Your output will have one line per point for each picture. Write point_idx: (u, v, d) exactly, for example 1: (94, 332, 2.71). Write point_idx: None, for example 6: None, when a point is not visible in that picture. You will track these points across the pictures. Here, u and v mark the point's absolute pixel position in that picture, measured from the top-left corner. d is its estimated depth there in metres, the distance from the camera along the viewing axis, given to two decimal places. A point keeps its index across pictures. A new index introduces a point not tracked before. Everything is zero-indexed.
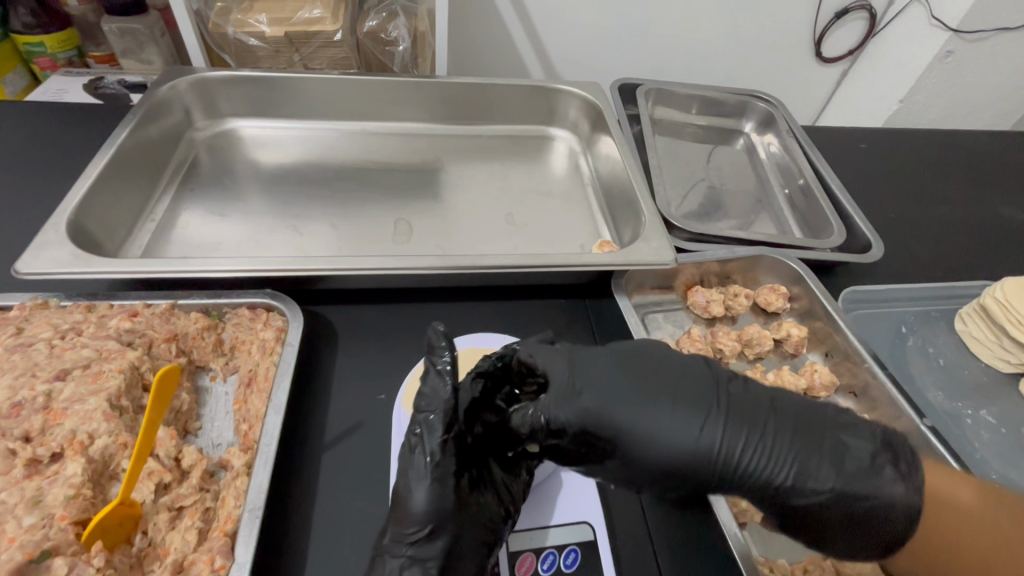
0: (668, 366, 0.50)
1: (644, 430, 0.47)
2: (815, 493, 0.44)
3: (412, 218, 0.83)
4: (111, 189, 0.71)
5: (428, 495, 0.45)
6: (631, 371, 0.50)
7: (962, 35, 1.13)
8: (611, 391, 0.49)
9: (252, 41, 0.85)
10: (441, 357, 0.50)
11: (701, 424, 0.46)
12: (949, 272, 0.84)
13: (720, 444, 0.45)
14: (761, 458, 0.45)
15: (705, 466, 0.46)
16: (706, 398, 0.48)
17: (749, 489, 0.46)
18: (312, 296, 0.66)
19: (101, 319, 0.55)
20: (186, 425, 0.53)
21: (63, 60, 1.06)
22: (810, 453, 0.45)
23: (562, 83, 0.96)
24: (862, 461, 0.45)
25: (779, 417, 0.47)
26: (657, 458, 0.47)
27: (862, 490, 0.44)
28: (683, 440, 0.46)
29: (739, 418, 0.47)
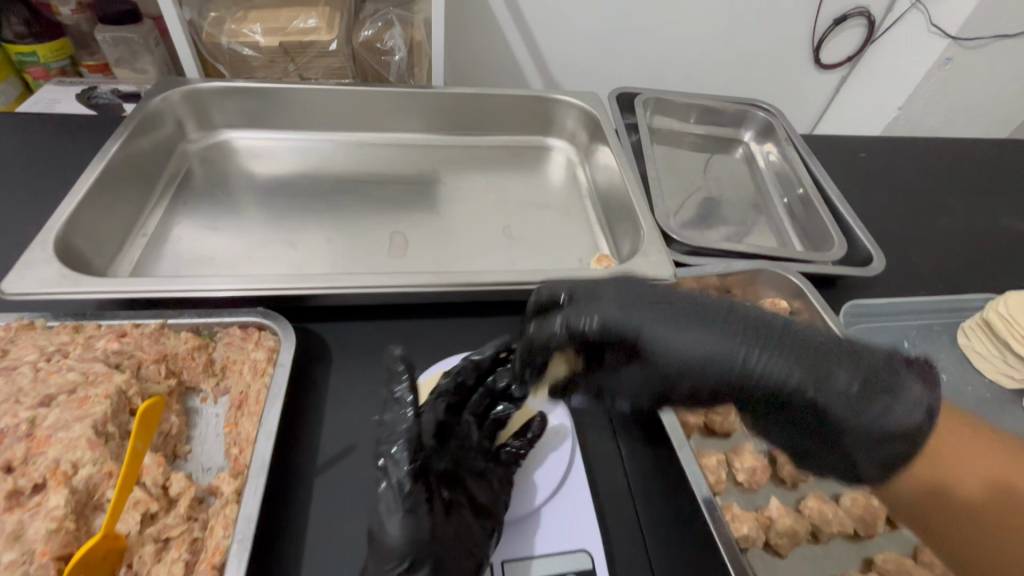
0: (686, 291, 0.53)
1: (664, 336, 0.50)
2: (830, 397, 0.44)
3: (408, 231, 0.82)
4: (101, 204, 0.70)
5: (400, 529, 0.45)
6: (653, 291, 0.53)
7: (961, 43, 1.12)
8: (634, 306, 0.52)
9: (246, 51, 0.84)
10: (400, 384, 0.54)
11: (715, 331, 0.48)
12: (951, 285, 0.83)
13: (732, 348, 0.47)
14: (777, 361, 0.46)
15: (718, 369, 0.48)
16: (721, 313, 0.50)
17: (767, 394, 0.47)
18: (304, 313, 0.64)
19: (89, 340, 0.54)
20: (175, 449, 0.52)
21: (56, 69, 1.04)
22: (829, 356, 0.45)
23: (559, 93, 0.95)
24: (878, 371, 0.44)
25: (802, 331, 0.47)
26: (677, 360, 0.49)
27: (879, 391, 0.43)
28: (699, 346, 0.48)
29: (760, 328, 0.48)
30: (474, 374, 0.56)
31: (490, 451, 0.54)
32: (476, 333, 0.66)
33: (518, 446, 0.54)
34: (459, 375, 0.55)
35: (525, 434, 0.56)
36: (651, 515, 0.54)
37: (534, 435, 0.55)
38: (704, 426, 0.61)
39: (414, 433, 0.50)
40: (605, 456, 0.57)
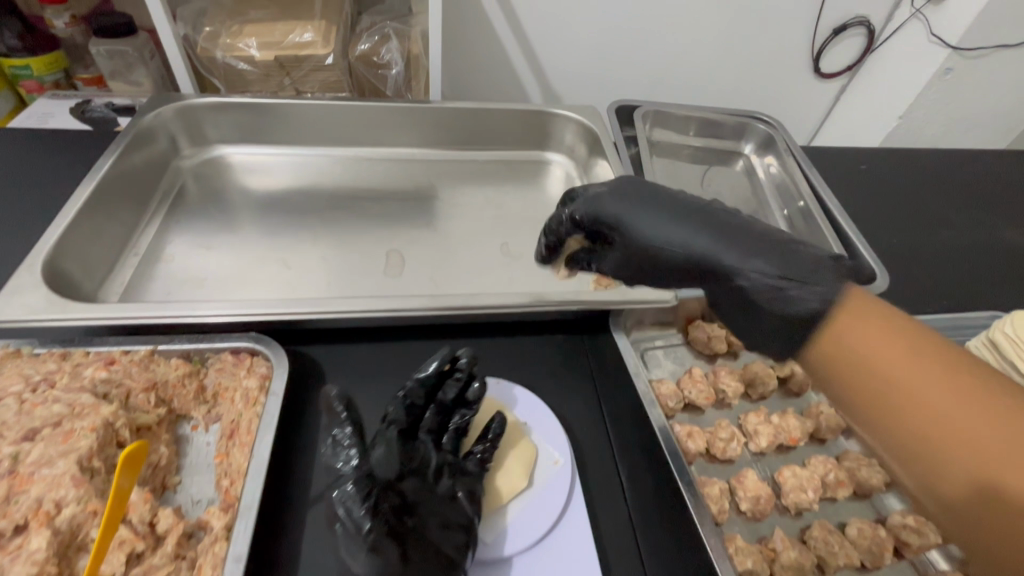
0: (670, 192, 0.51)
1: (630, 214, 0.50)
2: (770, 293, 0.43)
3: (405, 249, 0.81)
4: (91, 224, 0.69)
5: (367, 566, 0.43)
6: (641, 183, 0.52)
7: (962, 53, 1.11)
8: (616, 192, 0.52)
9: (241, 65, 0.83)
10: (338, 422, 0.50)
11: (676, 225, 0.48)
12: (954, 302, 0.82)
13: (689, 242, 0.47)
14: (716, 245, 0.46)
15: (674, 258, 0.48)
16: (691, 210, 0.49)
17: (702, 272, 0.47)
18: (298, 335, 0.63)
19: (76, 369, 0.52)
20: (164, 481, 0.50)
21: (50, 83, 1.02)
22: (766, 250, 0.44)
23: (557, 107, 0.94)
24: (820, 281, 0.42)
25: (763, 236, 0.46)
26: (639, 240, 0.49)
27: (794, 283, 0.42)
28: (653, 227, 0.49)
29: (722, 223, 0.47)
30: (423, 395, 0.53)
31: (454, 462, 0.51)
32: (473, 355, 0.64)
33: (482, 453, 0.53)
34: (408, 398, 0.53)
35: (487, 439, 0.53)
36: (653, 549, 0.51)
37: (497, 435, 0.53)
38: (707, 452, 0.60)
39: (363, 471, 0.47)
40: (606, 487, 0.55)
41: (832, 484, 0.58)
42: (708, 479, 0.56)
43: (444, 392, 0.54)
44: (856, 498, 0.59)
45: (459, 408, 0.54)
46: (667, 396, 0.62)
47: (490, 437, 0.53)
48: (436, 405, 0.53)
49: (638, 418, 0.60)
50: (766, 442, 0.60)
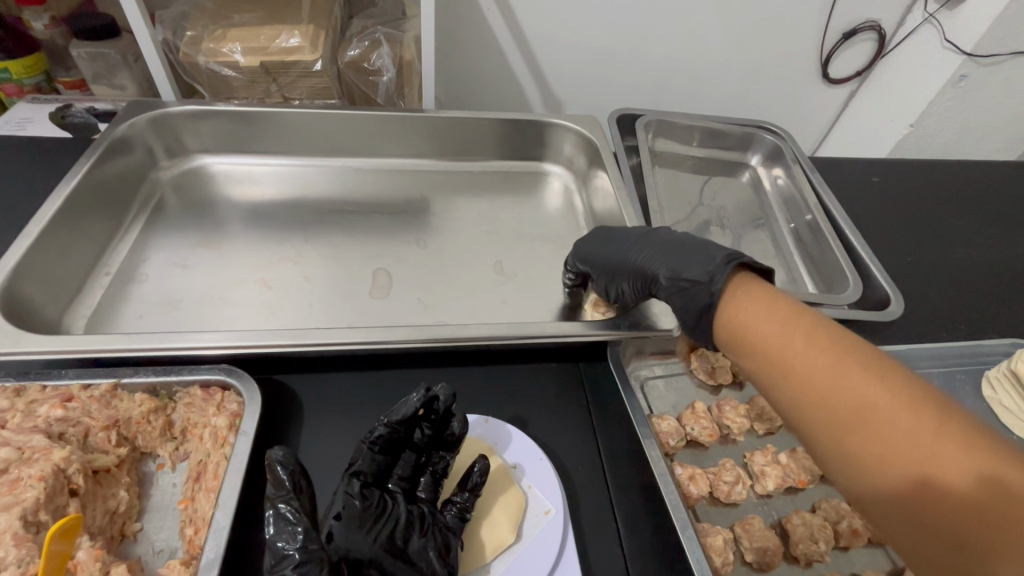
0: (616, 228, 0.65)
1: (593, 246, 0.65)
2: (678, 282, 0.53)
3: (393, 267, 0.77)
4: (56, 244, 0.65)
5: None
6: (609, 226, 0.66)
7: (977, 59, 1.07)
8: (589, 235, 0.67)
9: (226, 72, 0.79)
10: (284, 497, 0.42)
11: (617, 248, 0.62)
12: (973, 326, 0.78)
13: (623, 257, 0.60)
14: (644, 258, 0.58)
15: (618, 274, 0.61)
16: (629, 238, 0.62)
17: (642, 283, 0.59)
18: (274, 365, 0.59)
19: (30, 406, 0.49)
20: (123, 528, 0.47)
21: (30, 86, 0.97)
22: (680, 256, 0.55)
23: (555, 117, 0.90)
24: (712, 264, 0.51)
25: (678, 245, 0.57)
26: (597, 265, 0.64)
27: (695, 276, 0.51)
28: (606, 253, 0.63)
29: (658, 243, 0.59)
30: (391, 440, 0.49)
31: (427, 514, 0.48)
32: (463, 386, 0.60)
33: (463, 502, 0.50)
34: (376, 444, 0.49)
35: (466, 485, 0.51)
36: None
37: (477, 485, 0.50)
38: (710, 495, 0.56)
39: (314, 548, 0.40)
40: (601, 537, 0.51)
41: (845, 533, 0.54)
42: (711, 527, 0.52)
43: (418, 435, 0.51)
44: (868, 545, 0.56)
45: (438, 450, 0.52)
46: (667, 434, 0.58)
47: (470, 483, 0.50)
48: (410, 450, 0.51)
49: (637, 459, 0.56)
50: (775, 485, 0.56)
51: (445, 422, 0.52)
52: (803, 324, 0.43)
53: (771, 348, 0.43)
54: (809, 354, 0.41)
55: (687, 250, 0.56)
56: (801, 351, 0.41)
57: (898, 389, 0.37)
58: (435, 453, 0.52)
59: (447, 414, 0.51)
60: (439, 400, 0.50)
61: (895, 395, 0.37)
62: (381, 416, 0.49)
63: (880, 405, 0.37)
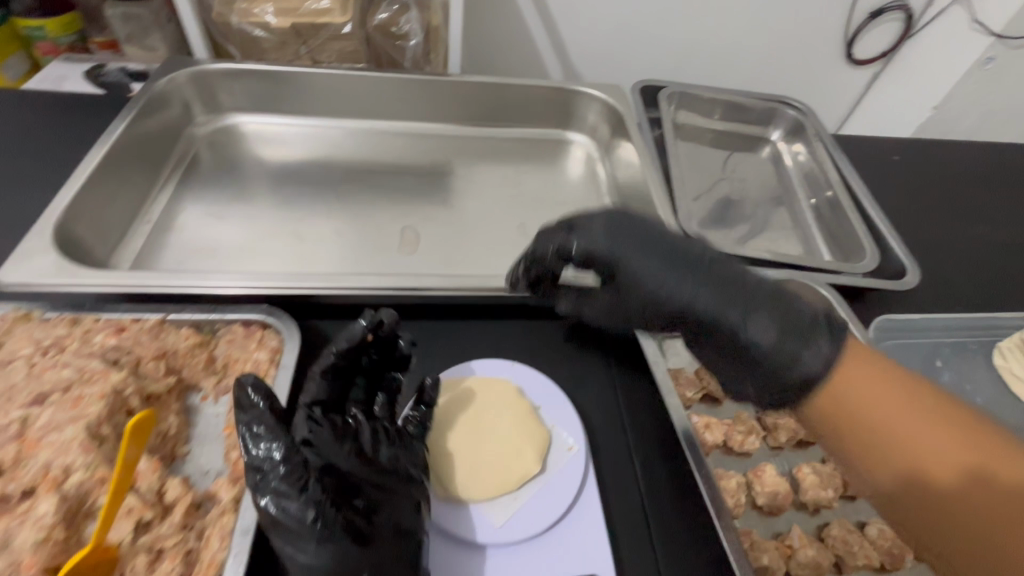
0: (655, 235, 0.50)
1: (627, 260, 0.50)
2: (752, 341, 0.44)
3: (419, 226, 0.79)
4: (101, 191, 0.68)
5: (318, 555, 0.40)
6: (634, 225, 0.51)
7: (1005, 41, 1.05)
8: (612, 236, 0.51)
9: (257, 32, 0.80)
10: (254, 418, 0.43)
11: (668, 274, 0.48)
12: (989, 300, 0.79)
13: (677, 290, 0.48)
14: (707, 300, 0.46)
15: (658, 305, 0.49)
16: (677, 256, 0.49)
17: (694, 321, 0.48)
18: (310, 311, 0.61)
19: (86, 334, 0.52)
20: (173, 450, 0.50)
21: (65, 45, 0.99)
22: (760, 307, 0.44)
23: (581, 84, 0.91)
24: (805, 326, 0.43)
25: (752, 285, 0.46)
26: (622, 284, 0.50)
27: (793, 347, 0.42)
28: (647, 275, 0.49)
29: (717, 274, 0.47)
30: (343, 366, 0.50)
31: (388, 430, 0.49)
32: (487, 337, 0.63)
33: (418, 416, 0.51)
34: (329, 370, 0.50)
35: (421, 401, 0.52)
36: (666, 542, 0.50)
37: (432, 401, 0.52)
38: (724, 444, 0.58)
39: (297, 460, 0.42)
40: (619, 478, 0.53)
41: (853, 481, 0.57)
42: (726, 471, 0.55)
43: (366, 360, 0.53)
44: None
45: (389, 373, 0.55)
46: (684, 387, 0.61)
47: (423, 398, 0.52)
48: (361, 375, 0.53)
49: (656, 409, 0.58)
50: (787, 437, 0.59)
51: (391, 343, 0.54)
52: (934, 412, 0.39)
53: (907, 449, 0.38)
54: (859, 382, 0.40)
55: (765, 291, 0.46)
56: (939, 451, 0.37)
57: (923, 408, 0.39)
58: (386, 374, 0.54)
59: (391, 336, 0.53)
60: (383, 324, 0.52)
61: (961, 444, 0.37)
62: (329, 345, 0.50)
63: (910, 427, 0.38)
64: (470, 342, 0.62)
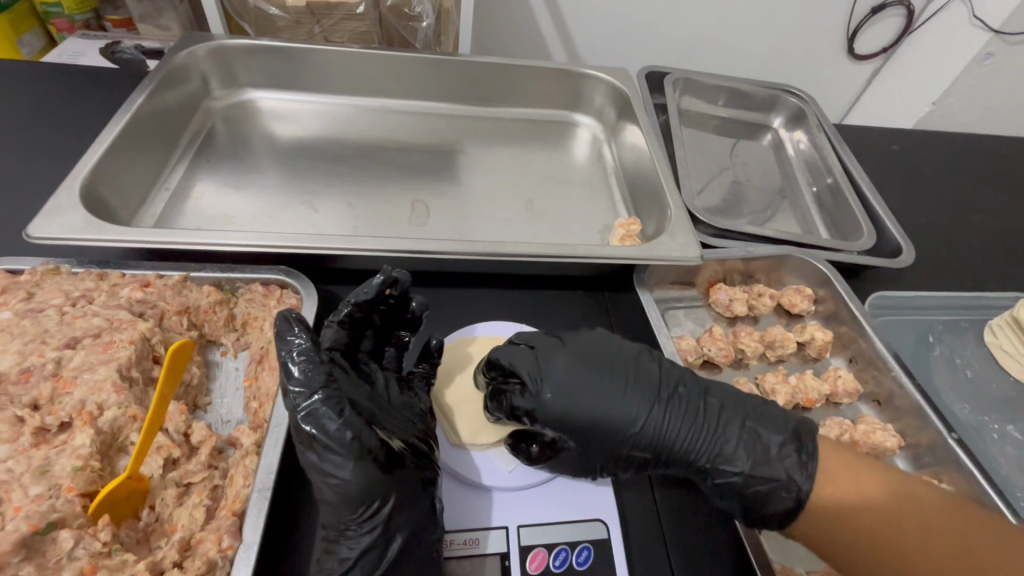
0: (620, 369, 0.52)
1: (587, 408, 0.50)
2: (730, 472, 0.47)
3: (429, 200, 0.81)
4: (122, 157, 0.69)
5: (356, 473, 0.42)
6: (586, 361, 0.52)
7: (1004, 37, 1.07)
8: (576, 372, 0.51)
9: (272, 10, 0.81)
10: (296, 347, 0.46)
11: (643, 413, 0.49)
12: (980, 282, 0.81)
13: (657, 430, 0.49)
14: (686, 439, 0.49)
15: (640, 446, 0.49)
16: (647, 392, 0.50)
17: (670, 463, 0.50)
18: (324, 274, 0.64)
19: (114, 288, 0.54)
20: (195, 400, 0.51)
21: (80, 22, 1.00)
22: (732, 440, 0.48)
23: (588, 67, 0.93)
24: (773, 447, 0.48)
25: (718, 411, 0.50)
26: (597, 428, 0.49)
27: (771, 474, 0.46)
28: (613, 422, 0.49)
29: (681, 407, 0.50)
30: (358, 319, 0.51)
31: (398, 377, 0.54)
32: (495, 303, 0.65)
33: (424, 371, 0.55)
34: (347, 321, 0.51)
35: (429, 358, 0.55)
36: (667, 494, 0.53)
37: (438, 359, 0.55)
38: None
39: (334, 386, 0.45)
40: None
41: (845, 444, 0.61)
42: None
43: (378, 316, 0.54)
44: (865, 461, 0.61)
45: (398, 330, 0.57)
46: (688, 355, 0.65)
47: (432, 356, 0.55)
48: (372, 329, 0.54)
49: None
50: (784, 399, 0.63)
51: (404, 302, 0.55)
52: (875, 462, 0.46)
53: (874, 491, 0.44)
54: (833, 471, 0.46)
55: (730, 411, 0.50)
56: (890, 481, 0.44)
57: (886, 469, 0.45)
58: (394, 332, 0.56)
59: (404, 295, 0.55)
60: (399, 282, 0.53)
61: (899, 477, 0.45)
62: (346, 298, 0.51)
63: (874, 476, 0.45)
64: (479, 307, 0.64)
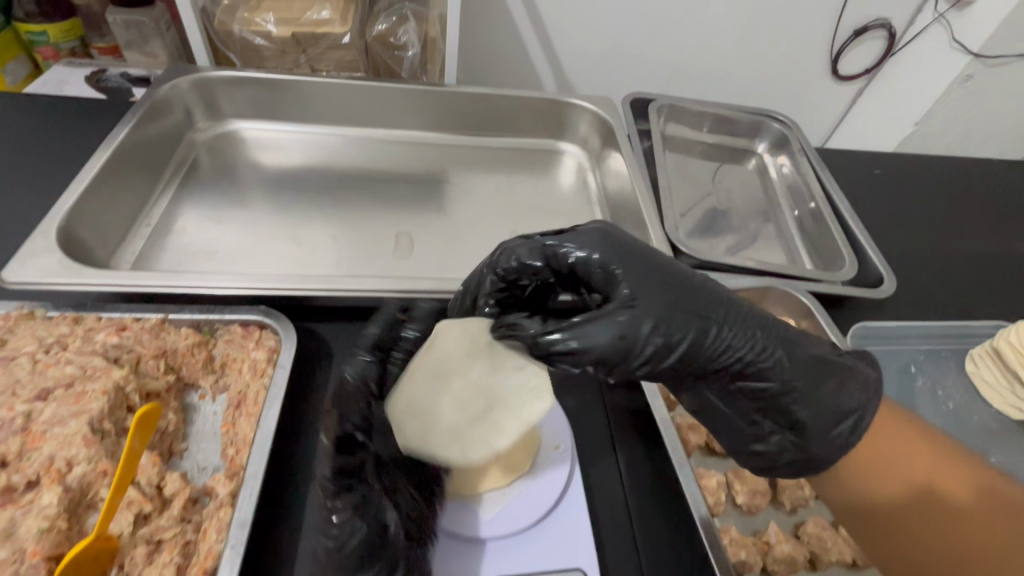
0: (676, 262, 0.45)
1: (659, 292, 0.42)
2: (796, 374, 0.44)
3: (414, 232, 0.81)
4: (102, 193, 0.69)
5: (356, 532, 0.42)
6: (642, 247, 0.44)
7: (982, 60, 1.09)
8: (639, 254, 0.43)
9: (258, 40, 0.81)
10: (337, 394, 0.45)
11: (714, 304, 0.43)
12: (961, 310, 0.82)
13: (731, 323, 0.43)
14: (756, 338, 0.43)
15: (712, 341, 0.42)
16: (707, 287, 0.44)
17: (738, 362, 0.43)
18: (305, 312, 0.63)
19: (88, 332, 0.53)
20: (171, 446, 0.50)
21: (65, 50, 1.00)
22: (790, 344, 0.45)
23: (574, 97, 0.94)
24: (822, 354, 0.47)
25: (768, 315, 0.46)
26: (669, 314, 0.41)
27: (829, 374, 0.46)
28: (686, 294, 0.42)
29: (741, 306, 0.45)
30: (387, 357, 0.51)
31: None
32: None
33: None
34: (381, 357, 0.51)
35: None
36: (647, 543, 0.52)
37: None
38: (706, 445, 0.61)
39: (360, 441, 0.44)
40: (605, 484, 0.56)
41: None
42: (706, 471, 0.57)
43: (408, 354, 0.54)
44: None
45: None
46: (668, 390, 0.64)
47: None
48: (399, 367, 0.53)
49: (641, 412, 0.61)
50: None
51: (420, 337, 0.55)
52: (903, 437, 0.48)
53: (888, 467, 0.47)
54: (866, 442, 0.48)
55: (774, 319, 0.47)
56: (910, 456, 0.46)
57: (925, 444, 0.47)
58: None
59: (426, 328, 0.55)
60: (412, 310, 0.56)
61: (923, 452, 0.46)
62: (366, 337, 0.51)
63: (895, 452, 0.47)
64: None
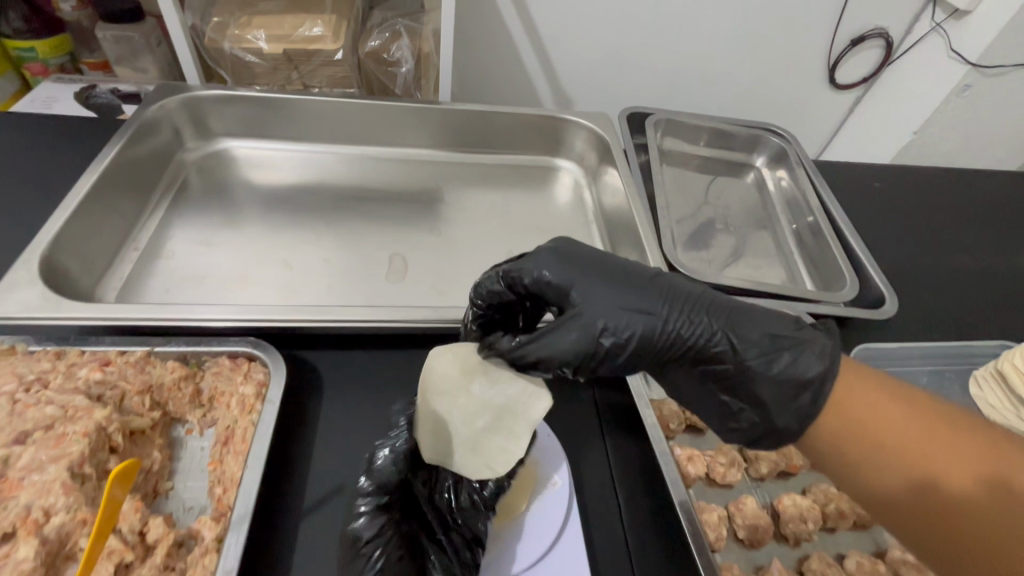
0: (619, 262, 0.48)
1: (594, 292, 0.45)
2: (749, 348, 0.44)
3: (408, 253, 0.80)
4: (88, 218, 0.68)
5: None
6: (581, 254, 0.48)
7: (981, 70, 1.08)
8: (576, 260, 0.47)
9: (250, 57, 0.79)
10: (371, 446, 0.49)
11: (651, 294, 0.46)
12: (963, 329, 0.81)
13: (670, 311, 0.45)
14: (699, 320, 0.45)
15: (654, 330, 0.44)
16: (649, 280, 0.47)
17: (682, 347, 0.45)
18: (295, 342, 0.62)
19: (70, 369, 0.51)
20: (156, 486, 0.49)
21: (54, 66, 0.98)
22: (744, 319, 0.45)
23: (570, 113, 0.93)
24: (789, 326, 0.45)
25: (720, 299, 0.47)
26: (605, 311, 0.45)
27: (792, 344, 0.44)
28: (621, 291, 0.46)
29: (686, 293, 0.46)
30: None
31: None
32: None
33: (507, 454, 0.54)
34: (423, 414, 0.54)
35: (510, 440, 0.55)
36: None
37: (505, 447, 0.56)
38: (707, 477, 0.59)
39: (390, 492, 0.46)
40: (604, 521, 0.54)
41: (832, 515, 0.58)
42: (707, 505, 0.56)
43: None
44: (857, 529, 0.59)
45: None
46: (668, 418, 0.62)
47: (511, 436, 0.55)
48: None
49: (640, 443, 0.60)
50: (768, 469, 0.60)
51: None
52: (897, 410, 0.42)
53: (892, 444, 0.41)
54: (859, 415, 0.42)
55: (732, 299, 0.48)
56: (910, 430, 0.41)
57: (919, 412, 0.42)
58: None
59: None
60: None
61: (921, 422, 0.41)
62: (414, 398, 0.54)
63: (896, 428, 0.41)
64: None
